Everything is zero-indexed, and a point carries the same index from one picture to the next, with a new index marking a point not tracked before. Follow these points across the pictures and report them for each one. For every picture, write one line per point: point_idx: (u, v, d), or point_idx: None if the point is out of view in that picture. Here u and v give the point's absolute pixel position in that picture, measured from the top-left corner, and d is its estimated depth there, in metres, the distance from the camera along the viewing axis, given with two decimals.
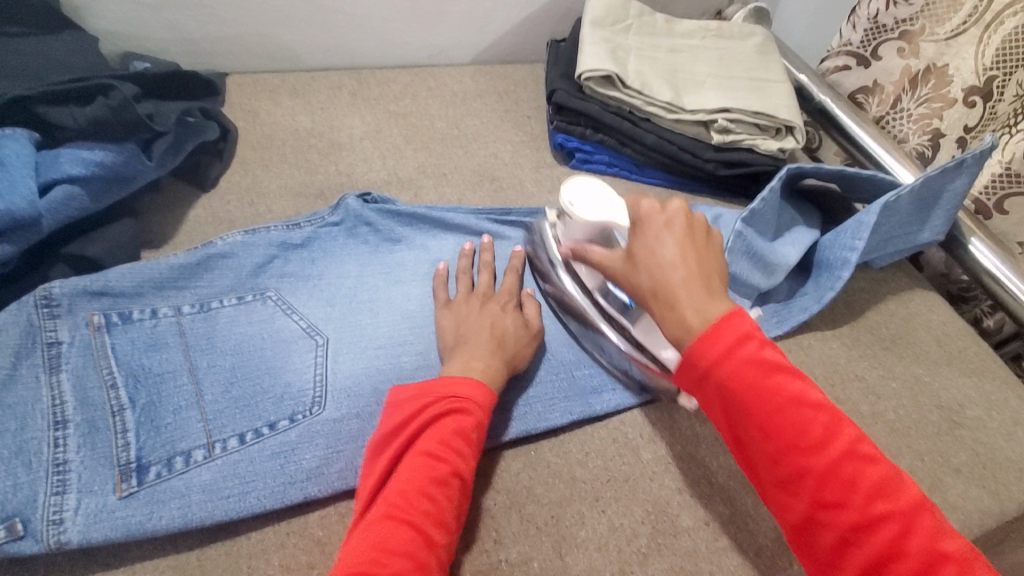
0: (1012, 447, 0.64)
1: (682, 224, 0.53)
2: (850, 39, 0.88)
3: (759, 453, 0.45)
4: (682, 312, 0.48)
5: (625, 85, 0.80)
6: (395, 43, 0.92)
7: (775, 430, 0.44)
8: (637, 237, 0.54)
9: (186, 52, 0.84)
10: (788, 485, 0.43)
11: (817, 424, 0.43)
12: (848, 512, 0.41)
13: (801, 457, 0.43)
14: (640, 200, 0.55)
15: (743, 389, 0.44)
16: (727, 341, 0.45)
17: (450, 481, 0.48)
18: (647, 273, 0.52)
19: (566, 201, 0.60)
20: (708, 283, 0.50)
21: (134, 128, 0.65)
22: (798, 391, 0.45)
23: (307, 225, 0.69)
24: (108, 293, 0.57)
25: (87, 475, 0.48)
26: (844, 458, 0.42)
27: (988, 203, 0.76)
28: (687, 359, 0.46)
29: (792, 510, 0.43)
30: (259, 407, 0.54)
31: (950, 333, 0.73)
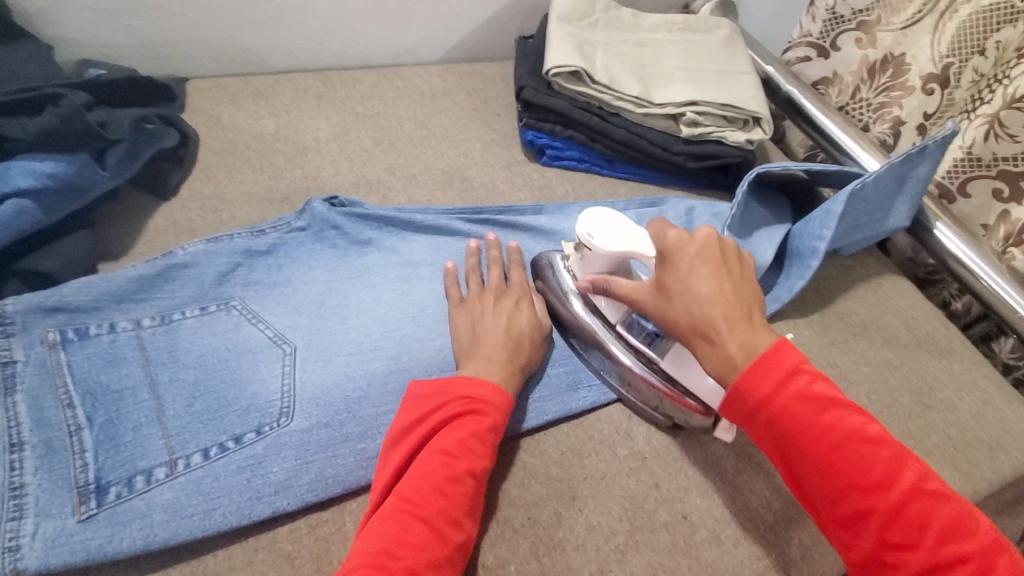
0: (981, 426, 0.65)
1: (713, 252, 0.50)
2: (809, 30, 0.88)
3: (818, 490, 0.44)
4: (727, 351, 0.46)
5: (593, 81, 0.79)
6: (361, 43, 0.90)
7: (836, 468, 0.43)
8: (668, 269, 0.51)
9: (143, 58, 0.81)
10: (852, 524, 0.42)
11: (878, 461, 0.42)
12: (917, 552, 0.40)
13: (863, 495, 0.42)
14: (667, 229, 0.52)
15: (799, 427, 0.43)
16: (779, 377, 0.44)
17: (464, 479, 0.47)
18: (683, 307, 0.49)
19: (584, 234, 0.56)
20: (748, 316, 0.48)
21: (86, 137, 0.63)
22: (858, 426, 0.43)
23: (272, 231, 0.67)
24: (63, 309, 0.55)
25: (44, 499, 0.46)
26: (908, 495, 0.41)
27: (951, 187, 0.77)
28: (736, 396, 0.46)
29: (855, 548, 0.42)
30: (224, 420, 0.53)
31: (919, 317, 0.74)
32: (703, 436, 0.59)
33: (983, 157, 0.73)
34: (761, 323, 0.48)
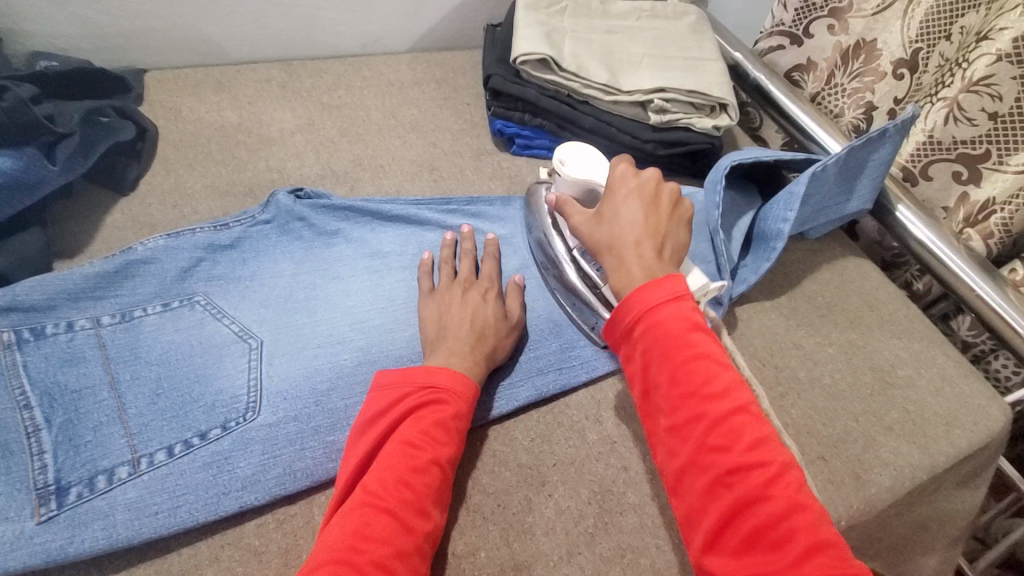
0: (939, 402, 0.67)
1: (647, 191, 0.56)
2: (782, 18, 0.90)
3: (665, 398, 0.45)
4: (627, 263, 0.51)
5: (561, 69, 0.79)
6: (326, 33, 0.89)
7: (684, 374, 0.45)
8: (606, 199, 0.56)
9: (97, 49, 0.78)
10: (682, 428, 0.44)
11: (722, 376, 0.44)
12: (729, 455, 0.42)
13: (699, 401, 0.44)
14: (618, 164, 0.58)
15: (666, 336, 0.46)
16: (660, 298, 0.47)
17: (429, 469, 0.48)
18: (608, 230, 0.55)
19: (556, 160, 0.64)
20: (658, 245, 0.52)
21: (33, 130, 0.60)
22: (713, 349, 0.46)
23: (236, 225, 0.66)
24: (17, 308, 0.53)
25: (1, 502, 0.45)
26: (737, 409, 0.43)
27: (914, 170, 0.79)
28: (622, 308, 0.49)
29: (678, 454, 0.44)
30: (189, 417, 0.52)
31: (882, 297, 0.76)
32: None
33: (943, 141, 0.74)
34: (667, 258, 0.52)
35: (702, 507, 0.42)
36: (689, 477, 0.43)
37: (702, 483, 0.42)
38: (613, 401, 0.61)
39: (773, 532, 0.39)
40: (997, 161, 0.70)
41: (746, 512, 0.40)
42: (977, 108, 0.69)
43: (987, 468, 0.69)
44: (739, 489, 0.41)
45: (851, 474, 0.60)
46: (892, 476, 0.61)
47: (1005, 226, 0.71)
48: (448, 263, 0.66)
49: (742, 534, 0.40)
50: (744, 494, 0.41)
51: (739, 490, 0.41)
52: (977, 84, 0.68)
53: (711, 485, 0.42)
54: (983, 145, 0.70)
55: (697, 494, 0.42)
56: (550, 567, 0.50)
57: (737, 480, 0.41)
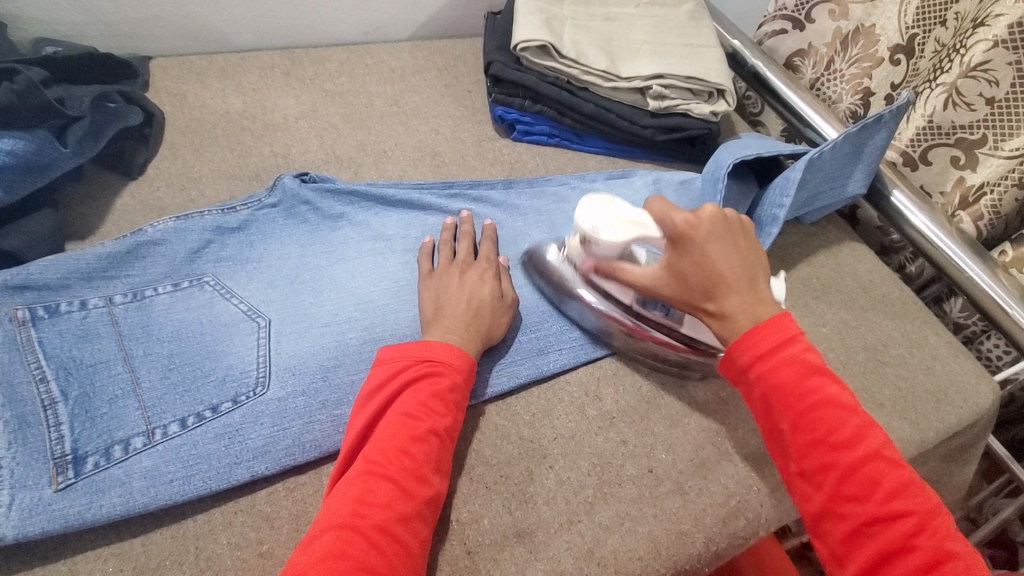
0: (930, 380, 0.69)
1: (722, 229, 0.52)
2: (784, 2, 0.90)
3: (791, 444, 0.47)
4: (733, 316, 0.50)
5: (561, 55, 0.80)
6: (328, 21, 0.90)
7: (810, 423, 0.46)
8: (678, 246, 0.53)
9: (101, 35, 0.79)
10: (814, 475, 0.46)
11: (850, 423, 0.46)
12: (867, 505, 0.44)
13: (829, 451, 0.46)
14: (672, 211, 0.52)
15: (784, 385, 0.47)
16: (773, 341, 0.48)
17: (427, 438, 0.49)
18: (696, 279, 0.52)
19: (587, 227, 0.58)
20: (753, 285, 0.51)
21: (44, 113, 0.61)
22: (836, 393, 0.47)
23: (243, 208, 0.67)
24: (31, 287, 0.54)
25: (19, 471, 0.46)
26: (868, 457, 0.45)
27: (913, 155, 0.80)
28: (730, 353, 0.50)
29: (812, 500, 0.46)
30: (201, 391, 0.54)
31: (876, 280, 0.77)
32: (669, 395, 0.62)
33: (943, 125, 0.75)
34: (764, 292, 0.52)
35: (844, 552, 0.44)
36: (829, 523, 0.45)
37: (842, 530, 0.44)
38: (612, 378, 0.63)
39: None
40: (993, 146, 0.71)
41: (894, 563, 0.42)
42: (975, 93, 0.70)
43: (975, 444, 0.71)
44: (882, 539, 0.43)
45: None
46: None
47: (994, 208, 0.73)
48: (448, 244, 0.67)
49: None
50: (888, 546, 0.42)
51: (883, 541, 0.43)
52: (975, 70, 0.69)
53: (852, 534, 0.44)
54: (981, 130, 0.72)
55: (836, 539, 0.45)
56: (551, 533, 0.52)
57: (878, 530, 0.43)
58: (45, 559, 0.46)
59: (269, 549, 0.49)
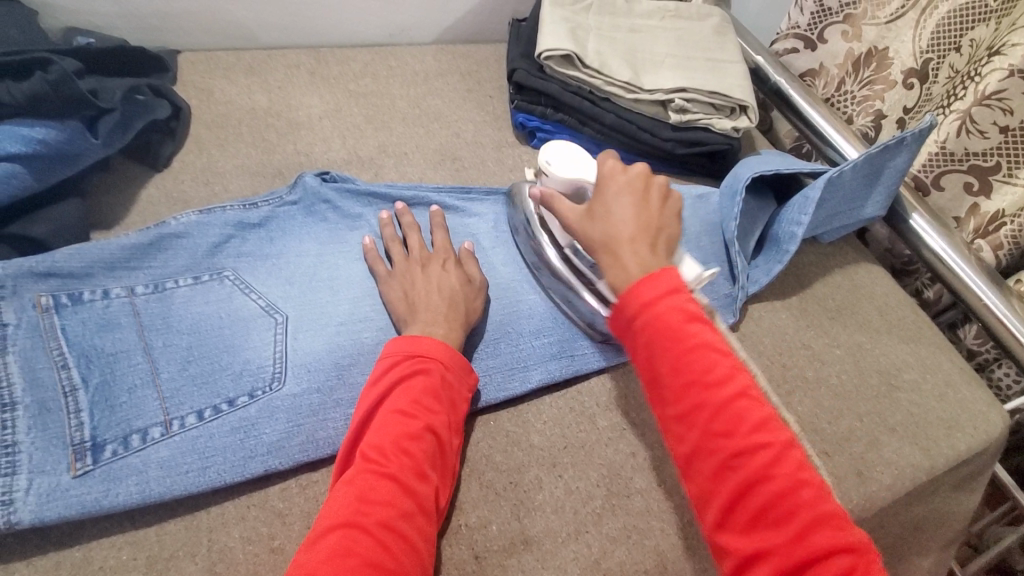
0: (942, 406, 0.68)
1: (638, 186, 0.55)
2: (797, 22, 0.90)
3: (665, 386, 0.45)
4: (624, 264, 0.50)
5: (584, 65, 0.80)
6: (355, 21, 0.90)
7: (685, 362, 0.44)
8: (596, 194, 0.55)
9: (132, 28, 0.80)
10: (687, 417, 0.43)
11: (723, 363, 0.44)
12: (734, 439, 0.42)
13: (700, 391, 0.43)
14: (607, 159, 0.57)
15: (666, 328, 0.45)
16: (658, 290, 0.46)
17: (424, 436, 0.50)
18: (600, 227, 0.53)
19: (544, 160, 0.63)
20: (652, 242, 0.52)
21: (77, 104, 0.62)
22: (711, 335, 0.45)
23: (264, 204, 0.68)
24: (56, 274, 0.55)
25: (39, 456, 0.47)
26: (738, 395, 0.43)
27: (926, 180, 0.79)
28: (622, 302, 0.47)
29: (684, 442, 0.43)
30: (218, 383, 0.54)
31: (891, 302, 0.77)
32: None
33: (955, 152, 0.75)
34: (661, 254, 0.52)
35: (712, 489, 0.42)
36: (697, 462, 0.43)
37: (710, 470, 0.42)
38: (623, 389, 0.63)
39: (778, 512, 0.40)
40: (1007, 174, 0.71)
41: (756, 495, 0.41)
42: (989, 122, 0.70)
43: (983, 472, 0.71)
44: (747, 473, 0.41)
45: (854, 471, 0.62)
46: (892, 474, 0.63)
47: (1014, 238, 0.73)
48: (395, 241, 0.67)
49: (752, 515, 0.40)
50: (752, 477, 0.41)
51: (747, 474, 0.41)
52: (989, 98, 0.69)
53: (720, 469, 0.42)
54: (994, 158, 0.72)
55: (706, 477, 0.42)
56: (558, 543, 0.52)
57: (743, 464, 0.41)
58: (62, 544, 0.47)
59: (281, 545, 0.49)
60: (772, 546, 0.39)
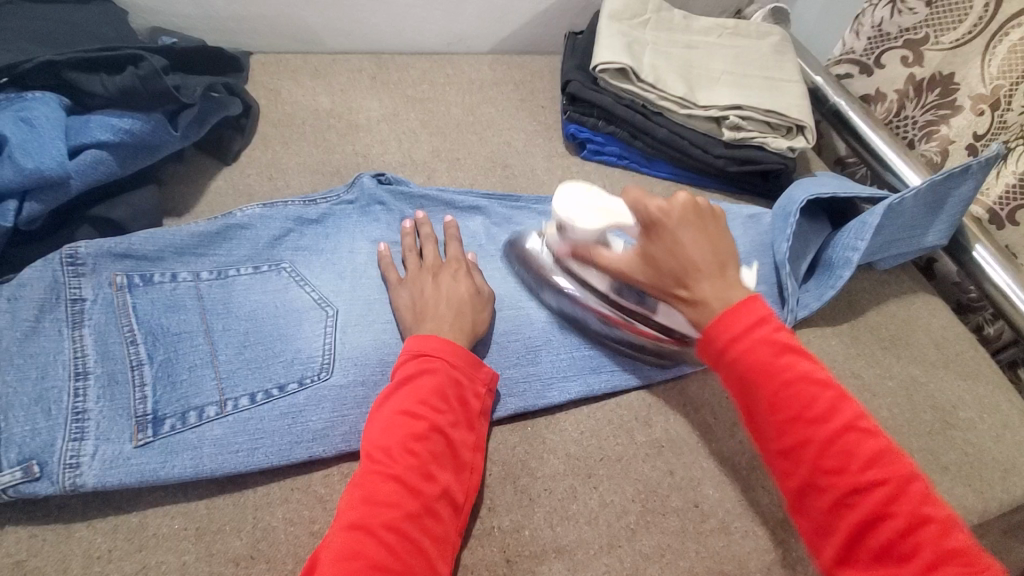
0: (1000, 449, 0.64)
1: (692, 217, 0.52)
2: (853, 46, 0.89)
3: (767, 424, 0.44)
4: (708, 310, 0.49)
5: (639, 79, 0.81)
6: (417, 30, 0.93)
7: (781, 397, 0.43)
8: (653, 237, 0.53)
9: (212, 30, 0.86)
10: (792, 453, 0.43)
11: (823, 396, 0.43)
12: (845, 478, 0.41)
13: (806, 426, 0.43)
14: (644, 199, 0.53)
15: (758, 365, 0.44)
16: (745, 319, 0.45)
17: (430, 435, 0.50)
18: (670, 273, 0.52)
19: (563, 215, 0.61)
20: (723, 271, 0.50)
21: (161, 98, 0.66)
22: (806, 364, 0.44)
23: (323, 202, 0.71)
24: (131, 256, 0.59)
25: (105, 424, 0.50)
26: (845, 428, 0.42)
27: (1000, 214, 0.76)
28: (706, 334, 0.47)
29: (792, 476, 0.43)
30: (271, 369, 0.57)
31: (950, 337, 0.73)
32: (722, 431, 0.61)
33: None
34: (735, 279, 0.50)
35: (828, 526, 0.42)
36: (809, 498, 0.42)
37: (823, 506, 0.42)
38: (663, 407, 0.62)
39: (902, 550, 0.39)
40: None
41: (876, 531, 0.40)
42: None
43: None
44: (863, 510, 0.40)
45: None
46: None
47: None
48: (412, 250, 0.66)
49: (873, 553, 0.40)
50: (868, 515, 0.40)
51: (863, 513, 0.40)
52: None
53: (833, 508, 0.41)
54: None
55: (820, 513, 0.42)
56: (590, 554, 0.52)
57: (858, 500, 0.41)
58: (120, 509, 0.49)
59: (321, 529, 0.51)
60: None
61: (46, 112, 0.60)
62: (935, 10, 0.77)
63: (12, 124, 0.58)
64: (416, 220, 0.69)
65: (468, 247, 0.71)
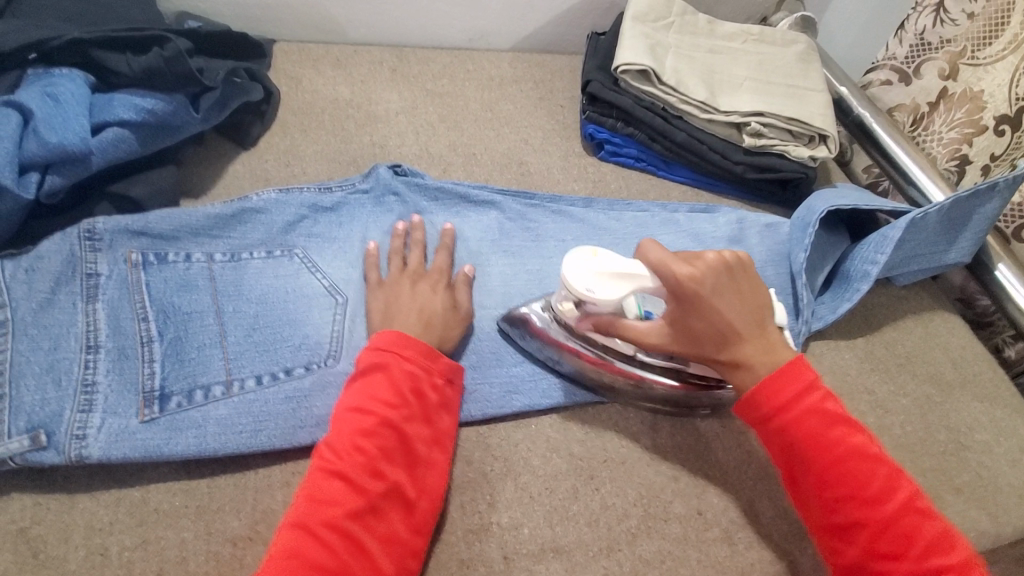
0: (1016, 473, 0.63)
1: (724, 274, 0.51)
2: (895, 53, 0.86)
3: (818, 498, 0.48)
4: (756, 373, 0.51)
5: (660, 81, 0.80)
6: (439, 25, 0.93)
7: (838, 477, 0.47)
8: (690, 310, 0.51)
9: (238, 17, 0.86)
10: (844, 531, 0.46)
11: (877, 475, 0.47)
12: (902, 563, 0.44)
13: (861, 506, 0.46)
14: (675, 267, 0.50)
15: (809, 438, 0.48)
16: (797, 392, 0.49)
17: (379, 431, 0.48)
18: (714, 340, 0.52)
19: (581, 289, 0.53)
20: (762, 329, 0.52)
21: (184, 80, 0.67)
22: (861, 443, 0.48)
23: (338, 190, 0.71)
24: (147, 234, 0.59)
25: (113, 398, 0.50)
26: (900, 509, 0.46)
27: (1005, 232, 0.76)
28: (754, 403, 0.50)
29: (844, 554, 0.47)
30: (278, 353, 0.57)
31: (968, 356, 0.72)
32: (730, 440, 0.59)
33: None
34: (773, 335, 0.53)
35: None
36: None
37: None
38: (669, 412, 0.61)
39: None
40: None
41: None
42: None
43: None
44: None
45: None
46: None
47: None
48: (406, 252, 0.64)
49: None
50: None
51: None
52: None
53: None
54: None
55: None
56: (588, 556, 0.51)
57: None
58: (123, 483, 0.50)
59: None
60: None
61: (72, 89, 0.61)
62: (979, 23, 0.76)
63: (40, 99, 0.59)
64: (410, 223, 0.67)
65: (471, 255, 0.69)
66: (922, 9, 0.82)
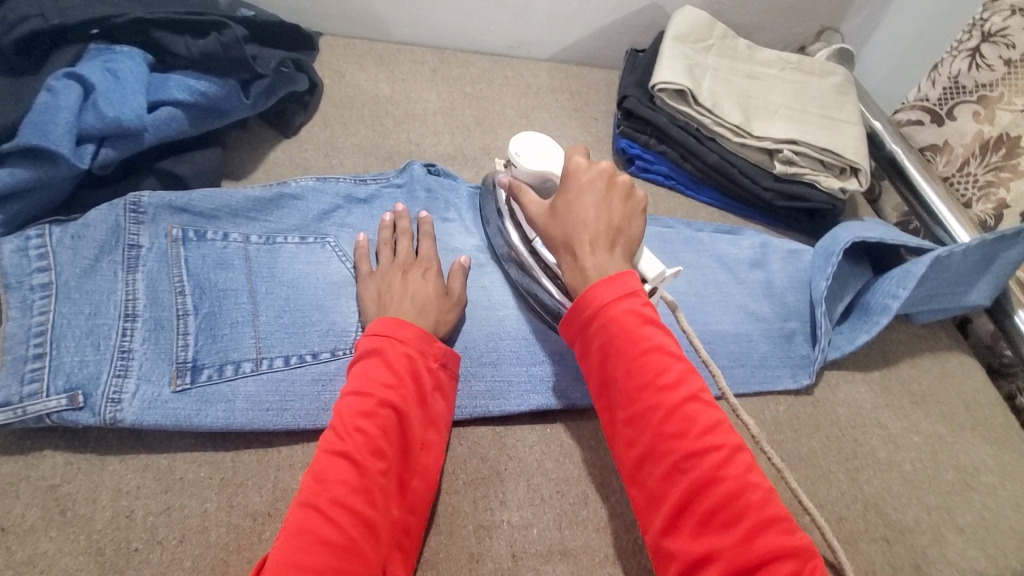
0: (1019, 518, 0.62)
1: (601, 184, 0.56)
2: (927, 94, 0.87)
3: (620, 392, 0.47)
4: (583, 267, 0.52)
5: (697, 102, 0.81)
6: (481, 31, 0.95)
7: (636, 369, 0.46)
8: (562, 196, 0.56)
9: (289, 10, 0.89)
10: (637, 420, 0.46)
11: (673, 367, 0.46)
12: (682, 443, 0.43)
13: (655, 392, 0.45)
14: (572, 157, 0.58)
15: (619, 334, 0.48)
16: (614, 292, 0.49)
17: (379, 412, 0.49)
18: (563, 227, 0.55)
19: (511, 151, 0.62)
20: (611, 242, 0.53)
21: (238, 66, 0.70)
22: (666, 342, 0.48)
23: (373, 182, 0.73)
24: (188, 211, 0.61)
25: (147, 365, 0.52)
26: (689, 399, 0.45)
27: None
28: (578, 305, 0.50)
29: (635, 444, 0.45)
30: (306, 336, 0.59)
31: (981, 400, 0.71)
32: None
33: None
34: (619, 255, 0.53)
35: (660, 494, 0.43)
36: (649, 466, 0.44)
37: (659, 471, 0.44)
38: None
39: (725, 515, 0.41)
40: None
41: (703, 496, 0.42)
42: None
43: None
44: (694, 475, 0.42)
45: (912, 564, 0.57)
46: None
47: None
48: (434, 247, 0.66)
49: (698, 516, 0.42)
50: (699, 480, 0.42)
51: (694, 474, 0.42)
52: None
53: (668, 473, 0.43)
54: None
55: (654, 481, 0.44)
56: (594, 562, 0.52)
57: (691, 466, 0.43)
58: (151, 449, 0.51)
59: None
60: (718, 546, 0.40)
61: (132, 66, 0.64)
62: (1015, 69, 0.75)
63: (100, 72, 0.61)
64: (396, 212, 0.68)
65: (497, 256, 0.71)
66: (957, 53, 0.81)
